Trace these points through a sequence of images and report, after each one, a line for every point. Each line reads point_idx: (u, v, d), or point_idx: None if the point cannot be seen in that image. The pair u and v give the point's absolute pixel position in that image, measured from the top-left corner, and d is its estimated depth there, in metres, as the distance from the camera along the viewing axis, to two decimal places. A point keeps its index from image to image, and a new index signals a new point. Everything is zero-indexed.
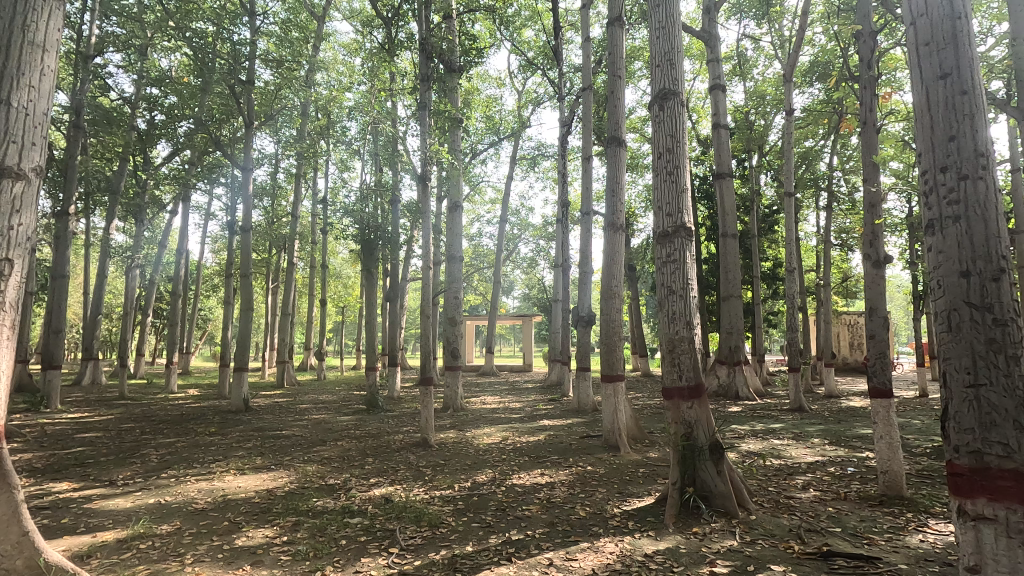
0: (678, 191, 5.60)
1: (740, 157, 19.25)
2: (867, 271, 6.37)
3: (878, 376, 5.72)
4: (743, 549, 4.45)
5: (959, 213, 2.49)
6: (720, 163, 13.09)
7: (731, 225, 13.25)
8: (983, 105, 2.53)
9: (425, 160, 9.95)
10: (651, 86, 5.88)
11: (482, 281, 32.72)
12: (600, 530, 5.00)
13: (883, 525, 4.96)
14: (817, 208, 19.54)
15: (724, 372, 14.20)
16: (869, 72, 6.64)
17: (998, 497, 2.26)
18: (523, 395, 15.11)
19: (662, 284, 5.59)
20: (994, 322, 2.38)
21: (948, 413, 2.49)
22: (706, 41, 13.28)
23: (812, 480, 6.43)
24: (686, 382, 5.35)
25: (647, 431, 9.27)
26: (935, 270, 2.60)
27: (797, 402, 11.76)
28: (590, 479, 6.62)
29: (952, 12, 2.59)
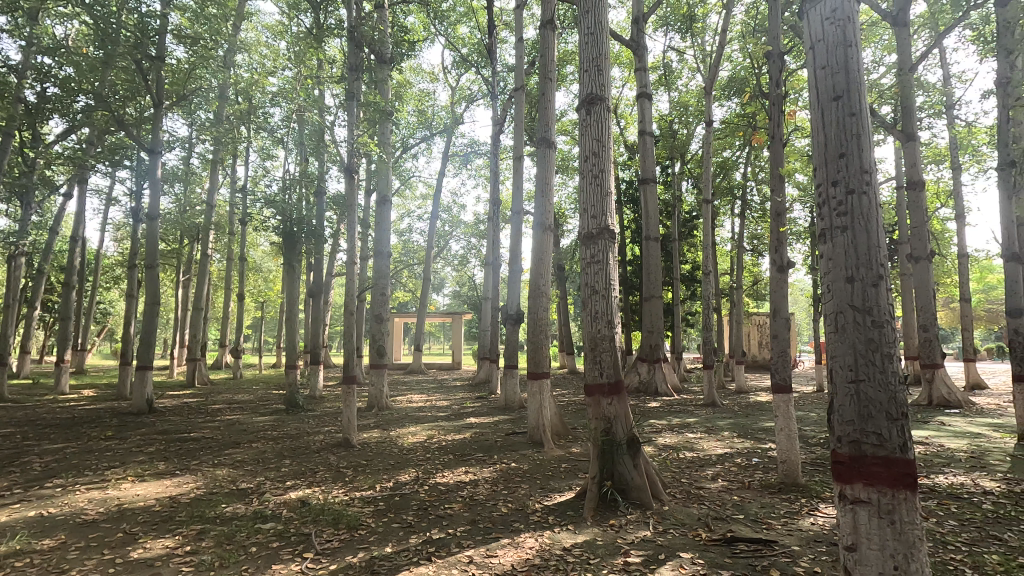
0: (603, 194, 5.77)
1: (664, 164, 20.14)
2: (772, 275, 6.86)
3: (780, 373, 6.17)
4: (655, 539, 4.67)
5: (846, 223, 2.73)
6: (645, 168, 13.63)
7: (654, 228, 13.84)
8: (868, 126, 2.78)
9: (352, 152, 9.63)
10: (579, 91, 6.03)
11: (411, 277, 32.24)
12: (521, 526, 5.07)
13: (780, 510, 5.36)
14: (732, 215, 20.80)
15: (645, 369, 14.82)
16: (778, 89, 7.14)
17: (871, 481, 2.50)
18: (451, 393, 15.06)
19: (586, 284, 5.74)
20: (872, 323, 2.63)
21: (833, 407, 2.73)
22: (635, 51, 13.75)
23: (721, 471, 6.84)
24: (606, 379, 5.53)
25: (571, 427, 9.49)
26: (826, 275, 2.85)
27: (710, 397, 12.48)
28: (514, 475, 6.70)
29: (845, 40, 2.83)
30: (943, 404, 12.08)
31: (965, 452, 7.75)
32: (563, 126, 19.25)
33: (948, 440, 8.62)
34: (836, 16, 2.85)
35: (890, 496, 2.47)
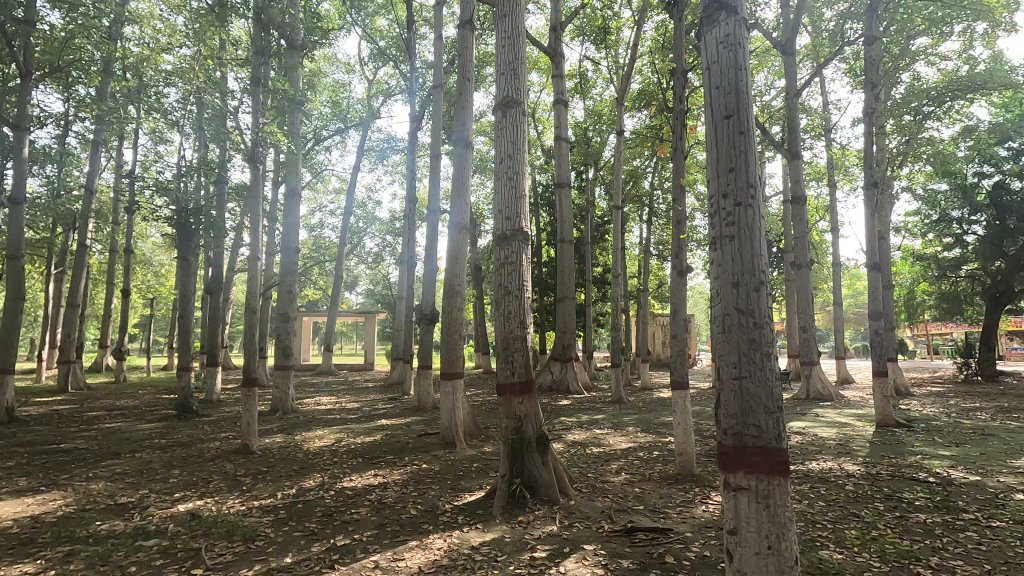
0: (517, 196, 5.86)
1: (579, 169, 20.80)
2: (673, 279, 7.30)
3: (679, 371, 6.58)
4: (561, 533, 4.82)
5: (734, 233, 2.97)
6: (561, 173, 14.01)
7: (568, 231, 14.25)
8: (754, 144, 3.04)
9: (257, 141, 9.07)
10: (495, 93, 6.08)
11: (322, 274, 30.91)
12: (430, 527, 5.03)
13: (676, 500, 5.71)
14: (641, 222, 21.88)
15: (557, 368, 15.22)
16: (681, 105, 7.62)
17: (750, 469, 2.74)
18: (362, 395, 14.63)
19: (500, 284, 5.79)
20: (754, 324, 2.88)
21: (720, 402, 2.95)
22: (553, 58, 14.07)
23: (625, 465, 7.17)
24: (518, 378, 5.61)
25: (484, 427, 9.54)
26: (715, 280, 3.07)
27: (617, 395, 13.06)
28: (425, 477, 6.63)
29: (736, 63, 3.06)
30: (818, 397, 13.47)
31: (834, 439, 8.69)
32: (482, 127, 19.31)
33: (821, 430, 9.63)
34: (728, 40, 3.08)
35: (766, 483, 2.71)
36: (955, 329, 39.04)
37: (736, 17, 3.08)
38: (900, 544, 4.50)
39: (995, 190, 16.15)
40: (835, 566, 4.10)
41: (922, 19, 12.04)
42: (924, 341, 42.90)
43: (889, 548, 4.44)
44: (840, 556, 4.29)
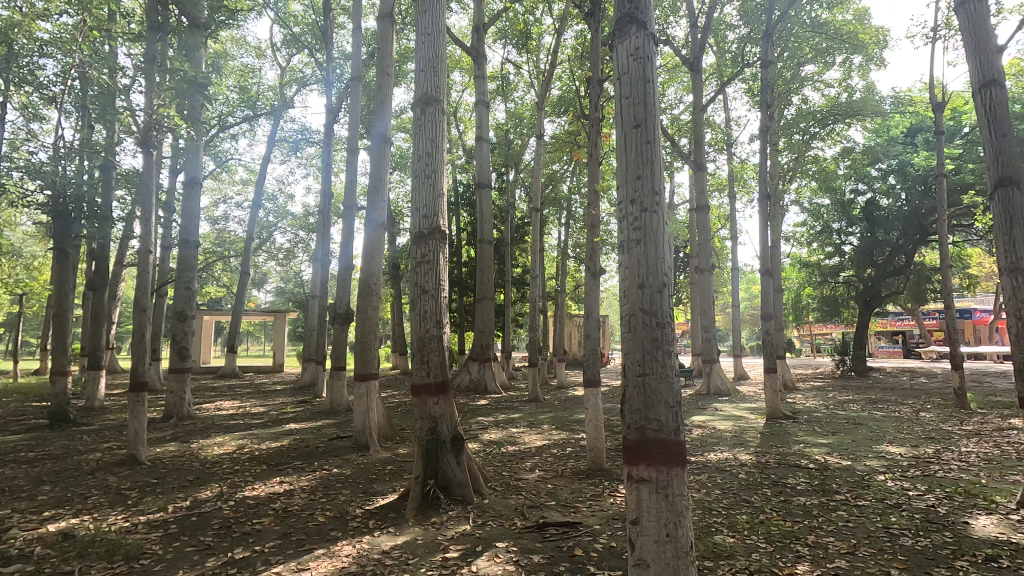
0: (435, 194, 5.78)
1: (500, 171, 20.97)
2: (587, 281, 7.55)
3: (591, 369, 6.81)
4: (474, 532, 4.83)
5: (641, 236, 3.11)
6: (481, 173, 14.03)
7: (488, 232, 14.31)
8: (660, 154, 3.20)
9: (150, 124, 8.31)
10: (414, 89, 5.98)
11: (226, 270, 28.91)
12: (339, 533, 4.85)
13: (586, 494, 5.90)
14: (560, 225, 22.42)
15: (475, 368, 15.24)
16: (596, 113, 7.91)
17: (651, 461, 2.89)
18: (270, 399, 13.85)
19: (416, 284, 5.70)
20: (657, 324, 3.03)
21: (625, 398, 3.08)
22: (475, 58, 14.07)
23: (538, 463, 7.31)
24: (433, 379, 5.55)
25: (399, 429, 9.35)
26: (623, 281, 3.20)
27: (534, 394, 13.30)
28: (335, 482, 6.39)
29: (645, 76, 3.22)
30: (717, 393, 14.47)
31: (730, 432, 9.37)
32: (403, 124, 18.94)
33: (719, 423, 10.35)
34: (638, 54, 3.22)
35: (665, 474, 2.87)
36: (833, 330, 43.39)
37: (646, 32, 3.22)
38: (783, 525, 4.94)
39: (867, 207, 18.15)
40: (727, 549, 4.42)
41: (810, 49, 13.32)
42: (809, 340, 47.28)
43: (773, 529, 4.85)
44: (731, 539, 4.63)
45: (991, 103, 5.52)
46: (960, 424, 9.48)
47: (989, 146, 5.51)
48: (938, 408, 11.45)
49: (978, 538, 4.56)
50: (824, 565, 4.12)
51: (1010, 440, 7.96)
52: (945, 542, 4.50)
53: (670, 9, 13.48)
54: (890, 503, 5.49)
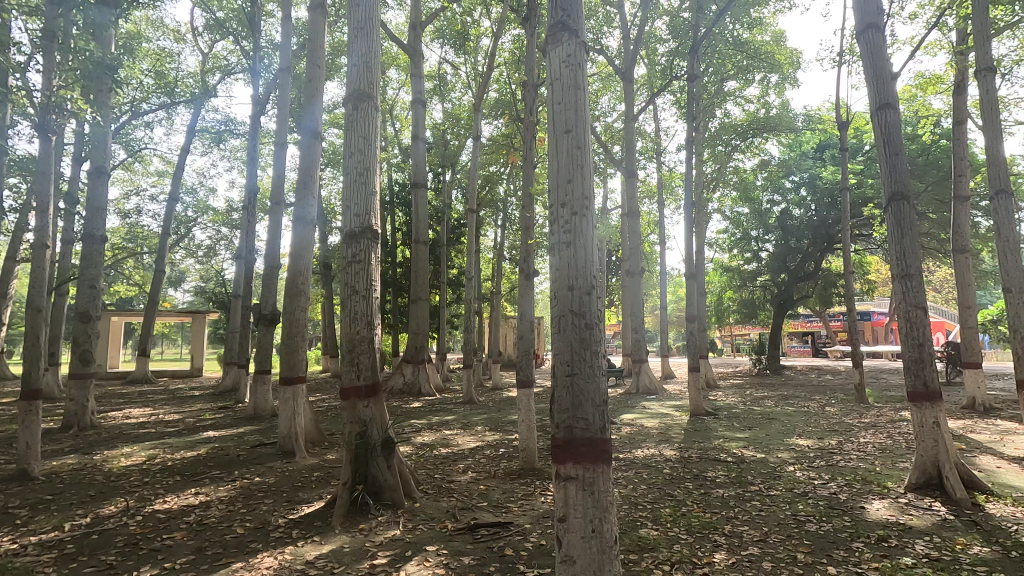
0: (367, 193, 5.63)
1: (436, 171, 20.77)
2: (522, 282, 7.62)
3: (524, 370, 6.87)
4: (404, 537, 4.75)
5: (571, 240, 3.17)
6: (417, 173, 13.84)
7: (423, 232, 14.13)
8: (590, 160, 3.28)
9: (49, 107, 7.59)
10: (346, 84, 5.80)
11: (138, 267, 26.88)
12: (260, 545, 4.63)
13: (518, 494, 5.95)
14: (496, 227, 22.50)
15: (409, 370, 15.00)
16: (531, 117, 8.01)
17: (578, 459, 2.95)
18: (186, 405, 13.00)
19: (346, 284, 5.52)
20: (586, 324, 3.10)
21: (554, 398, 3.13)
22: (411, 56, 13.86)
23: (471, 464, 7.29)
24: (364, 382, 5.41)
25: (327, 434, 9.04)
26: (554, 283, 3.24)
27: (468, 396, 13.26)
28: (257, 491, 6.09)
29: (576, 84, 3.29)
30: (645, 392, 15.01)
31: (657, 429, 9.75)
32: (335, 119, 18.39)
33: (646, 420, 10.74)
34: (570, 60, 3.29)
35: (591, 471, 2.94)
36: (751, 330, 46.16)
37: (577, 41, 3.30)
38: (703, 516, 5.19)
39: (782, 216, 19.43)
40: (651, 541, 4.59)
41: (732, 66, 14.13)
42: (730, 341, 50.06)
43: (694, 521, 5.09)
44: (655, 532, 4.81)
45: (885, 125, 6.08)
46: (859, 417, 10.34)
47: (883, 163, 6.05)
48: (841, 403, 12.43)
49: (872, 521, 5.00)
50: (739, 553, 4.37)
51: (901, 430, 8.77)
52: (844, 525, 4.89)
53: (604, 20, 13.89)
54: (798, 492, 5.91)
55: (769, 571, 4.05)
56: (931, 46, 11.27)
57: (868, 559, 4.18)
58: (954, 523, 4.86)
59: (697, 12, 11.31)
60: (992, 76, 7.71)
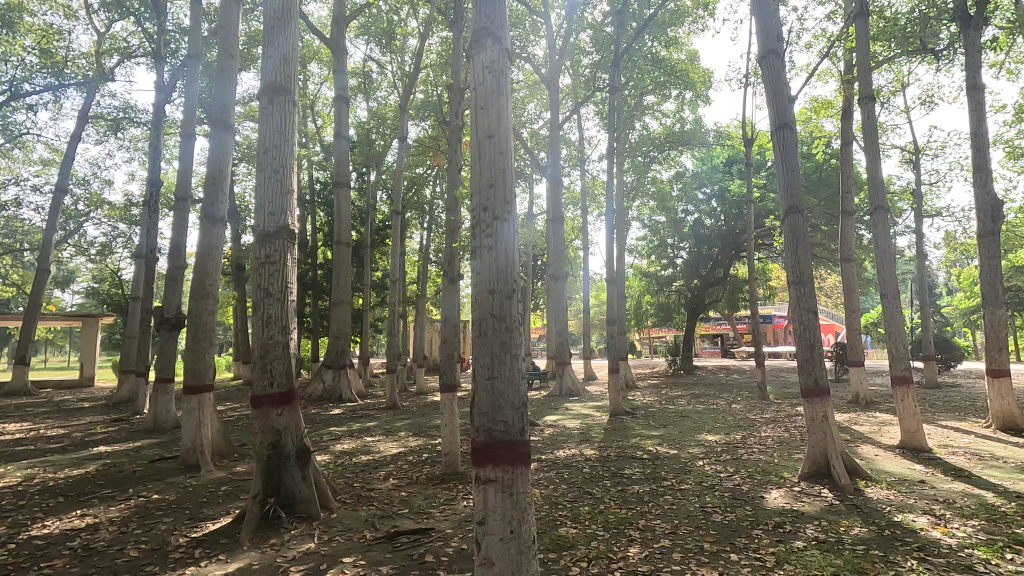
0: (284, 191, 5.36)
1: (360, 170, 20.23)
2: (446, 286, 7.56)
3: (447, 375, 6.81)
4: (319, 549, 4.56)
5: (492, 244, 3.18)
6: (339, 171, 13.39)
7: (346, 233, 13.68)
8: (512, 166, 3.32)
9: None
10: (260, 77, 5.51)
11: (16, 266, 24.05)
12: (156, 568, 4.27)
13: (440, 499, 5.90)
14: (422, 229, 22.24)
15: (329, 376, 14.46)
16: (457, 120, 7.99)
17: (498, 462, 2.97)
18: (73, 418, 11.77)
19: (259, 286, 5.22)
20: (506, 328, 3.13)
21: (474, 401, 3.13)
22: (334, 50, 13.41)
23: (392, 471, 7.13)
24: (278, 389, 5.13)
25: (238, 445, 8.52)
26: (474, 286, 3.24)
27: (392, 401, 12.98)
28: (154, 509, 5.62)
29: (499, 90, 3.33)
30: (568, 393, 15.38)
31: (578, 429, 10.00)
32: (251, 112, 17.44)
33: (568, 421, 11.00)
34: (492, 67, 3.31)
35: (510, 473, 2.97)
36: (668, 333, 48.63)
37: (501, 47, 3.34)
38: (619, 512, 5.39)
39: (695, 225, 20.60)
40: (569, 540, 4.70)
41: (651, 81, 14.86)
42: (648, 343, 52.46)
43: (611, 517, 5.28)
44: (574, 530, 4.93)
45: (784, 143, 6.62)
46: (761, 413, 11.15)
47: (781, 179, 6.58)
48: (745, 400, 13.37)
49: (770, 509, 5.40)
50: (651, 546, 4.57)
51: (796, 424, 9.56)
52: (745, 514, 5.25)
53: (531, 29, 14.16)
54: (706, 485, 6.28)
55: (678, 561, 4.26)
56: (822, 74, 12.42)
57: (765, 544, 4.51)
58: (838, 507, 5.36)
59: (618, 26, 11.75)
60: (871, 104, 8.60)
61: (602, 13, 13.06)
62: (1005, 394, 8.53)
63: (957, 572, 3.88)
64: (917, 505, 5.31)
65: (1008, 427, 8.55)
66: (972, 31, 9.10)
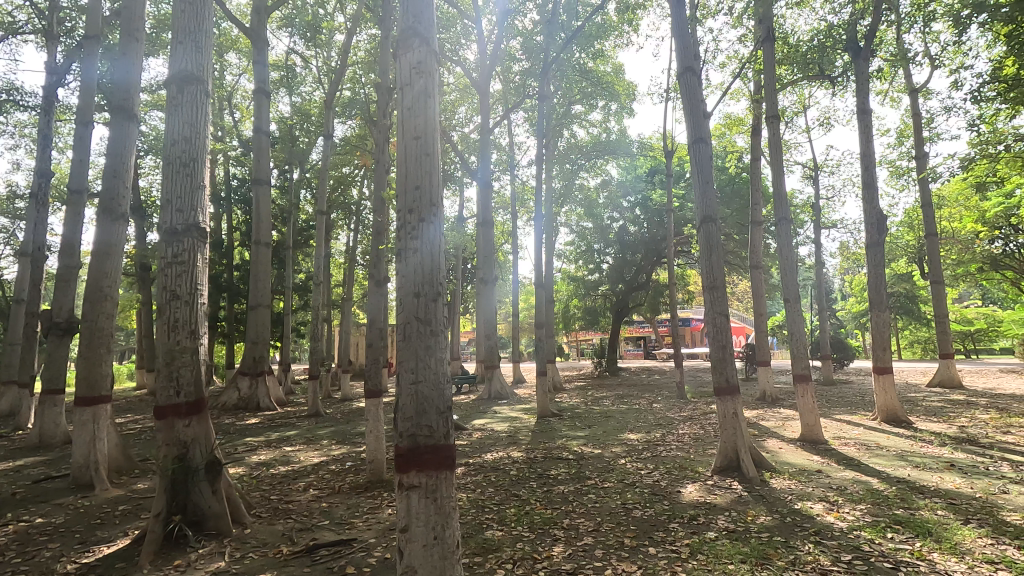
0: (194, 187, 5.02)
1: (281, 168, 19.34)
2: (371, 288, 7.37)
3: (372, 380, 6.64)
4: (230, 568, 4.29)
5: (417, 246, 3.14)
6: (259, 167, 12.72)
7: (265, 233, 13.00)
8: (439, 169, 3.30)
9: None
10: (169, 63, 5.12)
11: None
12: None
13: (363, 508, 5.73)
14: (348, 231, 21.62)
15: (246, 384, 13.68)
16: (384, 120, 7.82)
17: (422, 468, 2.93)
18: None
19: (164, 287, 4.82)
20: (430, 331, 3.09)
21: (397, 407, 3.06)
22: (254, 41, 12.74)
23: (313, 481, 6.85)
24: (185, 398, 4.78)
25: (139, 461, 7.85)
26: (398, 289, 3.17)
27: (314, 408, 12.47)
28: (36, 535, 5.07)
29: (427, 92, 3.29)
30: (497, 397, 15.44)
31: (506, 432, 10.05)
32: (158, 101, 16.25)
33: (497, 424, 11.04)
34: (419, 67, 3.28)
35: (433, 478, 2.94)
36: (594, 335, 50.06)
37: (428, 49, 3.32)
38: (545, 513, 5.47)
39: (620, 232, 21.38)
40: (495, 542, 4.71)
41: (579, 91, 15.31)
42: (575, 345, 53.82)
43: (536, 518, 5.34)
44: (500, 533, 4.95)
45: (699, 156, 7.00)
46: (679, 412, 11.70)
47: (697, 189, 6.96)
48: (664, 400, 13.98)
49: (686, 502, 5.67)
50: (575, 544, 4.67)
51: (710, 421, 10.12)
52: (663, 509, 5.49)
53: (461, 32, 14.15)
54: (627, 483, 6.49)
55: (600, 557, 4.38)
56: (734, 93, 13.30)
57: (681, 537, 4.74)
58: (747, 498, 5.72)
59: (547, 35, 11.99)
60: (777, 123, 9.29)
61: (532, 21, 13.27)
62: (889, 389, 9.47)
63: (846, 553, 4.25)
64: (814, 493, 5.78)
65: (891, 419, 9.51)
66: (861, 61, 9.93)
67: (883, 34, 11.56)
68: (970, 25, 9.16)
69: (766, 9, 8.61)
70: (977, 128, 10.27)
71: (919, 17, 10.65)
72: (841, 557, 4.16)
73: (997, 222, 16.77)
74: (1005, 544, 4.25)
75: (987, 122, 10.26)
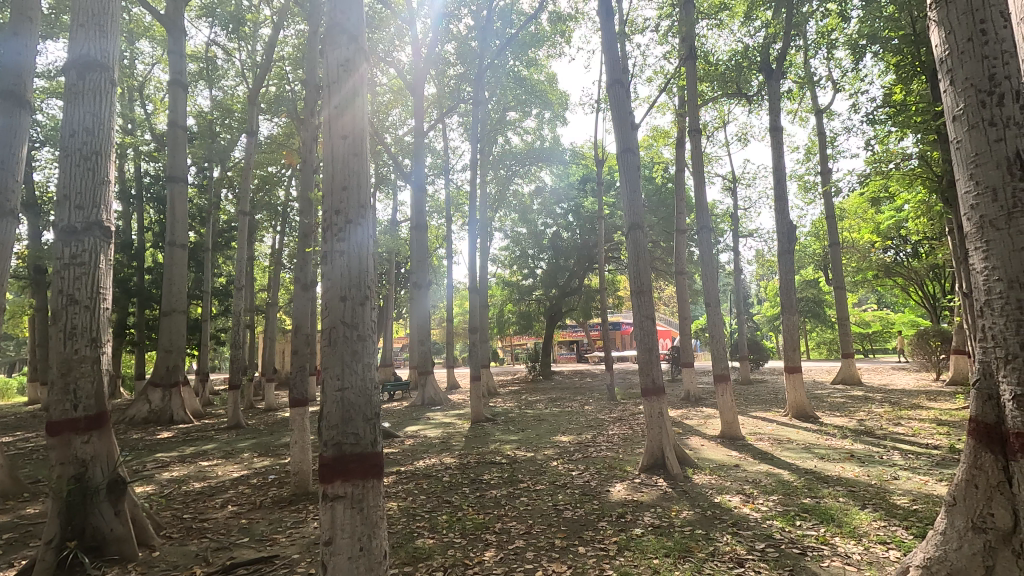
0: (96, 181, 4.63)
1: (200, 166, 18.25)
2: (298, 291, 7.03)
3: (298, 388, 6.35)
4: None
5: (344, 247, 3.03)
6: (175, 162, 11.89)
7: (181, 233, 12.12)
8: (366, 172, 3.21)
9: None
10: (67, 46, 4.67)
11: None
12: None
13: (286, 523, 5.47)
14: (274, 232, 20.68)
15: (157, 395, 12.70)
16: (311, 119, 7.54)
17: (348, 477, 2.83)
18: None
19: (59, 291, 4.36)
20: (358, 336, 3.00)
21: (323, 415, 2.94)
22: (170, 30, 11.94)
23: (231, 496, 6.47)
24: (84, 412, 4.35)
25: (30, 483, 7.09)
26: (324, 292, 3.04)
27: (235, 419, 11.78)
28: None
29: (355, 92, 3.19)
30: (430, 403, 15.26)
31: (438, 438, 9.96)
32: (56, 88, 14.90)
33: (429, 431, 10.88)
34: (347, 65, 3.19)
35: (361, 487, 2.86)
36: (528, 338, 50.54)
37: (356, 47, 3.23)
38: (476, 518, 5.44)
39: (554, 237, 21.88)
40: (426, 550, 4.63)
41: (514, 98, 15.54)
42: (509, 349, 54.17)
43: (468, 523, 5.31)
44: (431, 541, 4.87)
45: (627, 165, 7.22)
46: (609, 413, 12.05)
47: (626, 196, 7.18)
48: (596, 401, 14.32)
49: (614, 501, 5.83)
50: (506, 547, 4.68)
51: (637, 422, 10.49)
52: (593, 508, 5.62)
53: (395, 34, 13.92)
54: (559, 484, 6.60)
55: (531, 559, 4.42)
56: (660, 107, 13.98)
57: (609, 535, 4.86)
58: (670, 494, 5.97)
59: (482, 41, 12.03)
60: (699, 137, 9.79)
61: (466, 27, 13.27)
62: (798, 386, 10.20)
63: (760, 542, 4.51)
64: (732, 487, 6.11)
65: (800, 414, 10.23)
66: (773, 81, 10.55)
67: (793, 57, 12.48)
68: (866, 54, 10.12)
69: (689, 29, 9.04)
70: (872, 148, 11.29)
71: (823, 43, 11.57)
72: (756, 546, 4.42)
73: (890, 234, 18.53)
74: (895, 525, 4.68)
75: (881, 142, 11.32)
